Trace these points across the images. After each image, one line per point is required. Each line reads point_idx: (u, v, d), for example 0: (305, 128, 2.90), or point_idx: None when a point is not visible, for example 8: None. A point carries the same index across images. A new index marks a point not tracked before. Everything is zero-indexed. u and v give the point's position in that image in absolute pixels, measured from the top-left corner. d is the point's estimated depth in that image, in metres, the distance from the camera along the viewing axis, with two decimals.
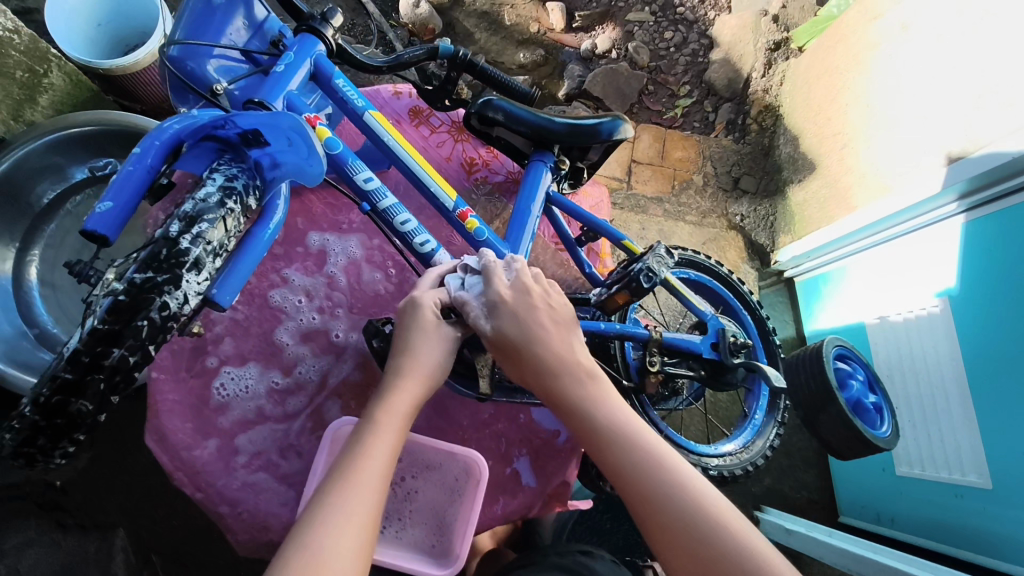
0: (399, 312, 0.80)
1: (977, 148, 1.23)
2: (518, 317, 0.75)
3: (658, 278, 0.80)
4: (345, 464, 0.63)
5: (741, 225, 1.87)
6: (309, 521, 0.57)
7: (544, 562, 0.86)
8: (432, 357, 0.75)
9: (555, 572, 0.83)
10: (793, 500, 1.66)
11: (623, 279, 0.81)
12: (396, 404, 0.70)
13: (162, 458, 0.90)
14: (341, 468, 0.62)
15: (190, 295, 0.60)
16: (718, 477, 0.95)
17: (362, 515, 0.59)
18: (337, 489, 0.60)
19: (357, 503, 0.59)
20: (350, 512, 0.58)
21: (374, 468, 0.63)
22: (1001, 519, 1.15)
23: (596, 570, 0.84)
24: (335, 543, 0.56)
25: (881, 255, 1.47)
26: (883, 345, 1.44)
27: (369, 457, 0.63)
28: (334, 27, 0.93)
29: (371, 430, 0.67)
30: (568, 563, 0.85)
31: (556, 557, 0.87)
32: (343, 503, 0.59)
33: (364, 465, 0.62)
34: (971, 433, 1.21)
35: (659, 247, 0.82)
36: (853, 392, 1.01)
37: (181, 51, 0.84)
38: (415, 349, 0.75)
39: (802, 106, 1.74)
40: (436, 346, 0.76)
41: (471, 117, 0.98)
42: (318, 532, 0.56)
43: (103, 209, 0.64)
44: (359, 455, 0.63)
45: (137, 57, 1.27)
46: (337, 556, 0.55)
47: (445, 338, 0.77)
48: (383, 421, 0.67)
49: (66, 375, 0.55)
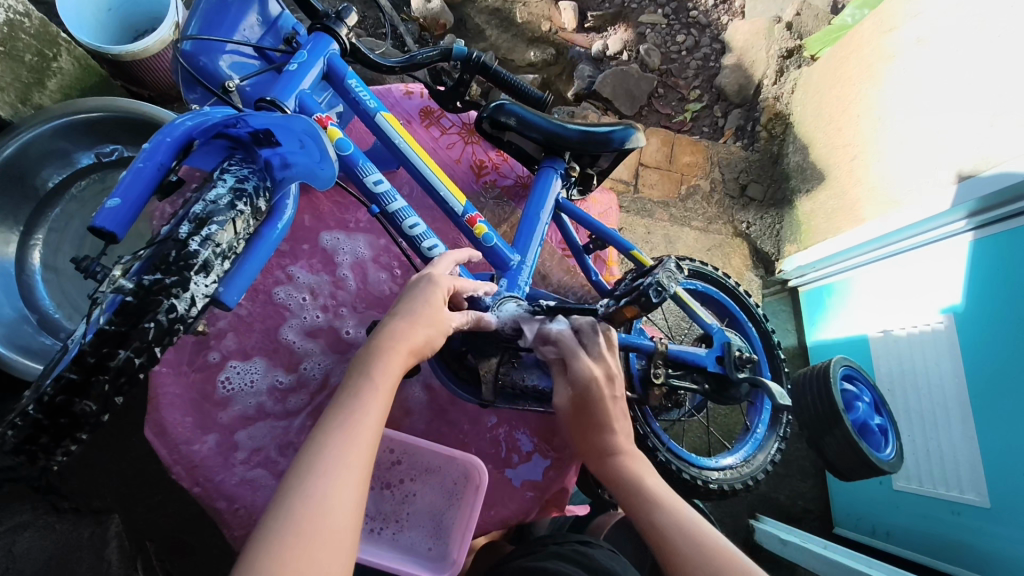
0: (408, 284, 0.78)
1: (990, 166, 1.22)
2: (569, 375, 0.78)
3: (668, 294, 0.75)
4: (341, 411, 0.61)
5: (747, 233, 1.86)
6: (304, 470, 0.55)
7: (544, 551, 0.84)
8: (429, 331, 0.73)
9: (556, 559, 0.79)
10: (788, 509, 1.66)
11: (631, 293, 0.76)
12: (393, 363, 0.67)
13: (161, 451, 0.90)
14: (336, 416, 0.60)
15: (197, 298, 0.59)
16: (719, 491, 0.95)
17: (358, 469, 0.57)
18: (335, 439, 0.58)
19: (352, 456, 0.57)
20: (347, 466, 0.57)
21: (370, 423, 0.61)
22: (998, 537, 1.15)
23: (599, 560, 0.81)
24: (331, 497, 0.54)
25: (886, 270, 1.46)
26: (886, 358, 1.44)
27: (365, 413, 0.61)
28: (348, 26, 0.92)
29: (369, 385, 0.64)
30: (566, 552, 0.82)
31: (553, 547, 0.84)
32: (338, 456, 0.57)
33: (362, 422, 0.60)
34: (971, 452, 1.21)
35: (669, 265, 0.76)
36: (858, 414, 1.00)
37: (194, 46, 0.84)
38: (416, 315, 0.72)
39: (813, 116, 1.73)
40: (424, 324, 0.72)
41: (482, 121, 0.98)
42: (315, 484, 0.54)
43: (113, 205, 0.64)
44: (356, 407, 0.61)
45: (147, 43, 1.26)
46: (335, 511, 0.53)
47: (445, 322, 0.75)
48: (381, 378, 0.65)
49: (71, 375, 0.54)
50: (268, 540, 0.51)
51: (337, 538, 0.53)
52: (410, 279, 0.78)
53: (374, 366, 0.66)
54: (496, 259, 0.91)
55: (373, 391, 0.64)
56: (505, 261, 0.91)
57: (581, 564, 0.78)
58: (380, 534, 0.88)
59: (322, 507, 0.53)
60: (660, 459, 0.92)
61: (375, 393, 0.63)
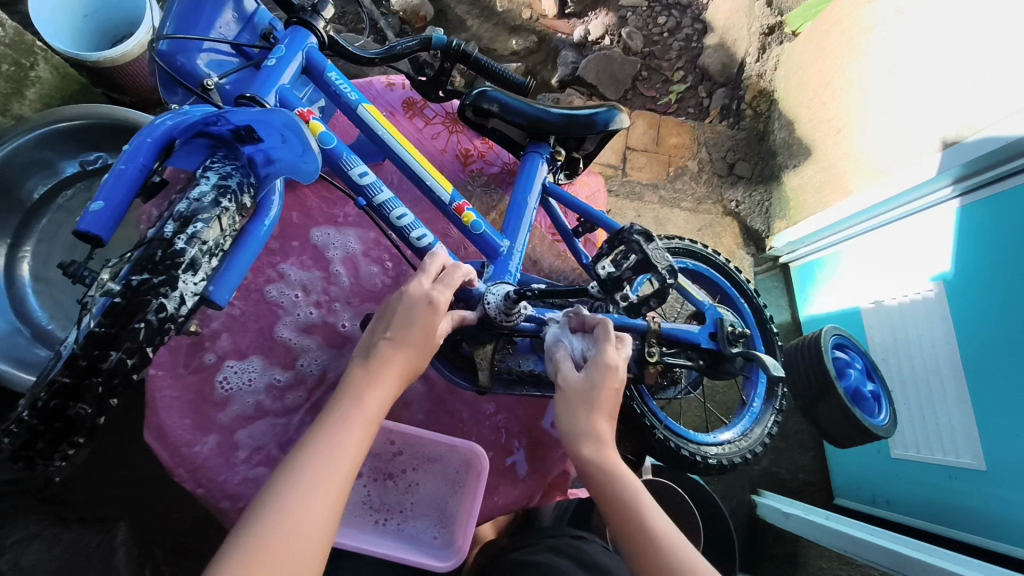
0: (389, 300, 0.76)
1: (972, 133, 1.23)
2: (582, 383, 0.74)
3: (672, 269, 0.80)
4: (323, 430, 0.62)
5: (736, 211, 1.87)
6: (278, 488, 0.57)
7: (539, 544, 0.85)
8: (422, 348, 0.72)
9: (550, 554, 0.80)
10: (789, 482, 1.68)
11: (637, 266, 0.80)
12: (382, 386, 0.68)
13: (162, 454, 0.90)
14: (317, 441, 0.61)
15: (187, 296, 0.59)
16: (718, 466, 0.95)
17: (331, 499, 0.58)
18: (310, 465, 0.59)
19: (325, 485, 0.58)
20: (319, 494, 0.57)
21: (349, 451, 0.61)
22: (995, 499, 1.16)
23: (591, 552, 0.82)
24: (296, 527, 0.55)
25: (875, 241, 1.47)
26: (878, 328, 1.44)
27: (346, 440, 0.62)
28: (326, 19, 0.90)
29: (355, 403, 0.65)
30: (560, 545, 0.83)
31: (550, 540, 0.86)
32: (310, 485, 0.57)
33: (345, 449, 0.61)
34: (965, 417, 1.22)
35: (664, 270, 0.79)
36: (851, 380, 1.01)
37: (170, 45, 0.83)
38: (410, 334, 0.71)
39: (795, 92, 1.74)
40: (415, 337, 0.72)
41: (465, 109, 0.97)
42: (287, 502, 0.56)
43: (96, 208, 0.64)
44: (338, 426, 0.63)
45: (125, 48, 1.25)
46: (298, 542, 0.54)
47: (433, 341, 0.73)
48: (367, 401, 0.66)
49: (64, 378, 0.54)
50: (233, 553, 0.52)
51: (301, 557, 0.54)
52: (407, 287, 0.75)
53: (363, 390, 0.66)
54: (486, 247, 0.91)
55: (358, 416, 0.64)
56: (495, 248, 0.90)
57: (586, 566, 0.77)
58: (385, 525, 0.89)
59: (290, 525, 0.54)
60: (659, 436, 0.92)
61: (360, 413, 0.64)
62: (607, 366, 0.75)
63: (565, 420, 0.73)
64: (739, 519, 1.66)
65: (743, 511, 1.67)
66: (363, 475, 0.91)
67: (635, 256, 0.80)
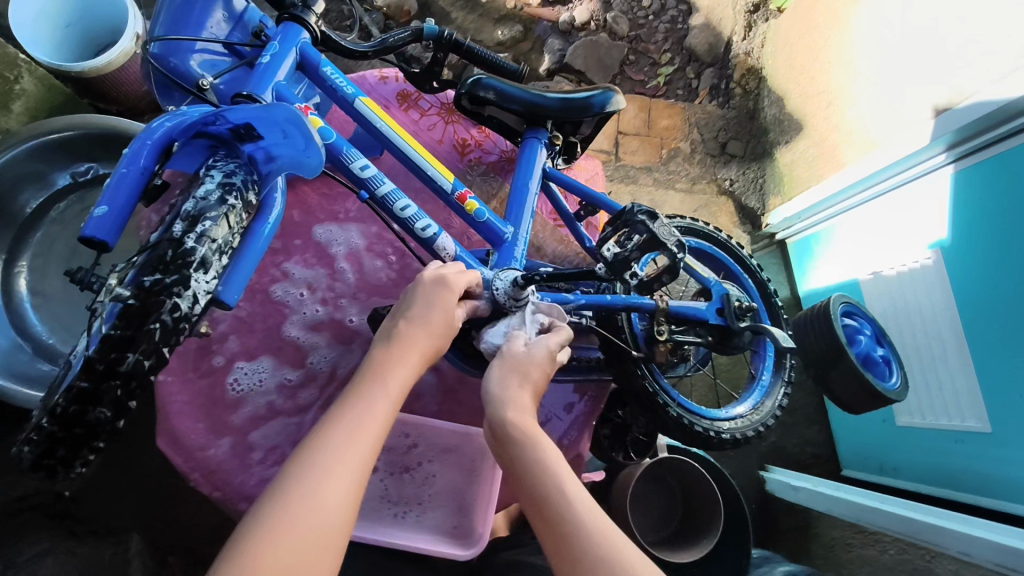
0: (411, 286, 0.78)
1: (964, 99, 1.24)
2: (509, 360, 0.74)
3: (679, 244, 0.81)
4: (351, 411, 0.62)
5: (731, 190, 1.87)
6: (307, 465, 0.56)
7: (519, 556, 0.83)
8: (437, 333, 0.74)
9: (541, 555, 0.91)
10: (797, 456, 1.69)
11: (645, 242, 0.79)
12: (404, 368, 0.69)
13: (177, 459, 0.90)
14: (343, 416, 0.61)
15: (200, 295, 0.59)
16: (732, 440, 0.97)
17: (359, 468, 0.58)
18: (338, 435, 0.59)
19: (353, 455, 0.58)
20: (347, 463, 0.57)
21: (375, 425, 0.62)
22: (1002, 460, 1.17)
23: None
24: (327, 491, 0.55)
25: (871, 211, 1.48)
26: (877, 299, 1.45)
27: (372, 415, 0.62)
28: (317, 14, 0.89)
29: (381, 387, 0.65)
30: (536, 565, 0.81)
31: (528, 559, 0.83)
32: (339, 455, 0.58)
33: (370, 422, 0.62)
34: (969, 381, 1.23)
35: (674, 246, 0.79)
36: (861, 346, 1.01)
37: (162, 48, 0.83)
38: (429, 320, 0.74)
39: (783, 67, 1.74)
40: (434, 314, 0.74)
41: (461, 97, 0.97)
42: (315, 476, 0.55)
43: (100, 213, 0.63)
44: (366, 407, 0.63)
45: (109, 57, 1.23)
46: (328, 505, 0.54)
47: (450, 310, 0.76)
48: (391, 381, 0.66)
49: (82, 384, 0.54)
50: (261, 527, 0.51)
51: (332, 534, 0.53)
52: (421, 277, 0.78)
53: (387, 371, 0.67)
54: (490, 234, 0.91)
55: (383, 394, 0.65)
56: (499, 235, 0.90)
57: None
58: (405, 517, 0.90)
59: (320, 502, 0.54)
60: (673, 413, 0.92)
61: (386, 396, 0.64)
62: (549, 353, 0.75)
63: (493, 379, 0.72)
64: (750, 495, 1.67)
65: (753, 487, 1.68)
66: (378, 471, 0.92)
67: (641, 235, 0.79)
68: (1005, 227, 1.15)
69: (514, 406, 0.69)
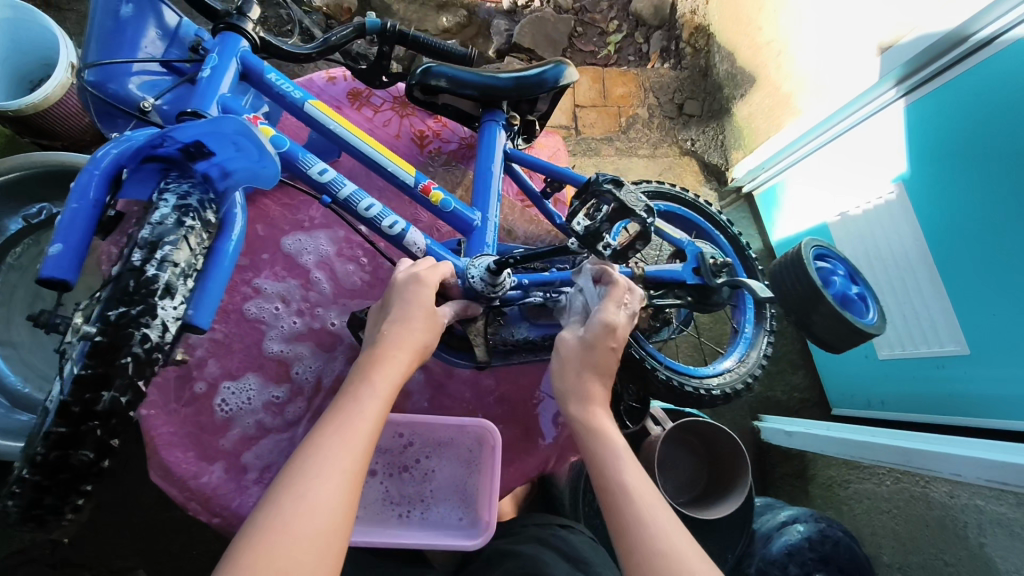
0: (387, 290, 0.79)
1: (908, 32, 1.25)
2: (578, 361, 0.76)
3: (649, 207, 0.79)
4: (339, 416, 0.62)
5: (693, 150, 1.89)
6: (297, 473, 0.57)
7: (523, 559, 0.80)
8: (425, 331, 0.75)
9: (535, 545, 0.85)
10: (787, 403, 1.72)
11: (614, 212, 0.78)
12: (394, 369, 0.69)
13: (171, 492, 0.88)
14: (334, 420, 0.62)
15: (169, 322, 0.58)
16: (722, 395, 0.99)
17: (352, 470, 0.59)
18: (328, 439, 0.60)
19: (344, 456, 0.59)
20: (339, 465, 0.58)
21: (366, 426, 0.62)
22: (982, 380, 1.21)
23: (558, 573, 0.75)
24: (322, 496, 0.55)
25: (830, 153, 1.50)
26: (846, 239, 1.47)
27: (363, 417, 0.63)
28: (254, 21, 0.87)
29: (368, 390, 0.66)
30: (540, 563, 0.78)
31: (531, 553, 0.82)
32: (333, 457, 0.58)
33: (360, 423, 0.62)
34: (944, 308, 1.26)
35: (642, 212, 0.77)
36: (836, 287, 1.03)
37: (98, 74, 0.80)
38: (409, 318, 0.74)
39: (728, 23, 1.76)
40: (422, 316, 0.75)
41: (412, 88, 0.96)
42: (307, 482, 0.56)
43: (56, 252, 0.61)
44: (355, 411, 0.63)
45: (46, 91, 1.19)
46: (322, 509, 0.55)
47: (438, 321, 0.78)
48: (380, 381, 0.67)
49: (60, 428, 0.52)
50: (258, 537, 0.52)
51: (325, 534, 0.54)
52: (395, 279, 0.79)
53: (373, 371, 0.68)
54: (459, 223, 0.90)
55: (372, 394, 0.65)
56: (468, 223, 0.90)
57: (573, 565, 0.80)
58: (410, 516, 0.89)
59: (314, 506, 0.55)
60: (662, 377, 0.95)
61: (374, 396, 0.65)
62: (604, 324, 0.76)
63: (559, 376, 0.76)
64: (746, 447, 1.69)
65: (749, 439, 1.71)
66: (376, 474, 0.91)
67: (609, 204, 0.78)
68: (963, 154, 1.17)
69: (587, 401, 0.74)
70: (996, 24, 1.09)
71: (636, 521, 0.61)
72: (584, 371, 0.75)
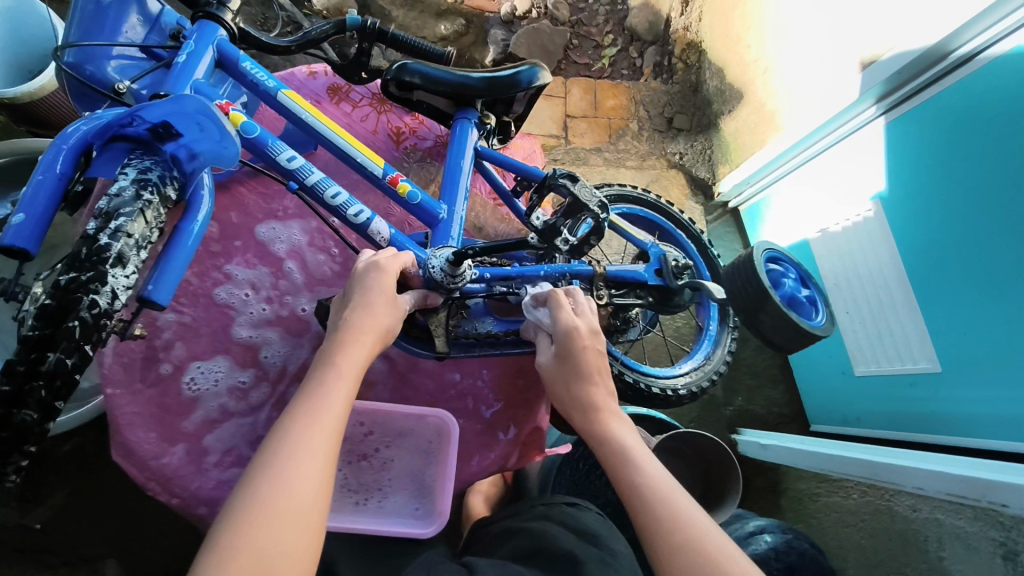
0: (352, 275, 0.80)
1: (886, 51, 1.28)
2: (574, 368, 0.76)
3: (603, 203, 0.83)
4: (309, 397, 0.62)
5: (681, 163, 1.91)
6: (273, 454, 0.56)
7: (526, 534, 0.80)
8: (387, 316, 0.76)
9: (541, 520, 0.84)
10: (765, 417, 1.73)
11: (567, 210, 0.83)
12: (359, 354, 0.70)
13: (131, 471, 0.87)
14: (302, 402, 0.62)
15: (119, 290, 0.60)
16: (688, 394, 1.01)
17: (324, 451, 0.58)
18: (300, 421, 0.60)
19: (316, 438, 0.59)
20: (312, 446, 0.58)
21: (336, 409, 0.62)
22: (952, 397, 1.21)
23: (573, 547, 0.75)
24: (296, 477, 0.55)
25: (813, 169, 1.52)
26: (827, 256, 1.48)
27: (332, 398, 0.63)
28: (233, 11, 0.89)
29: (335, 371, 0.66)
30: (545, 538, 0.78)
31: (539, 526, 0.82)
32: (304, 437, 0.58)
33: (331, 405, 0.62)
34: (918, 325, 1.26)
35: (596, 207, 0.82)
36: (786, 289, 1.04)
37: (76, 56, 0.82)
38: (372, 304, 0.75)
39: (717, 39, 1.78)
40: (387, 307, 0.77)
41: (388, 85, 0.97)
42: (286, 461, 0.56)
43: (17, 221, 0.63)
44: (325, 395, 0.63)
45: (41, 81, 1.21)
46: (298, 489, 0.54)
47: (400, 307, 0.79)
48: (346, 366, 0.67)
49: (3, 387, 0.53)
50: (240, 517, 0.52)
51: (303, 514, 0.54)
52: (355, 269, 0.80)
53: (337, 355, 0.68)
54: (425, 216, 0.92)
55: (338, 376, 0.66)
56: (434, 216, 0.91)
57: (582, 538, 0.79)
58: (366, 504, 0.90)
59: (295, 487, 0.54)
60: (629, 380, 0.97)
61: (341, 378, 0.65)
62: (568, 331, 0.77)
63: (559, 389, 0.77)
64: None
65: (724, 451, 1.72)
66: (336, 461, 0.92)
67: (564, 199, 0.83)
68: (941, 171, 1.19)
69: (585, 407, 0.73)
70: (977, 40, 1.11)
71: (652, 509, 0.61)
72: (585, 374, 0.75)
